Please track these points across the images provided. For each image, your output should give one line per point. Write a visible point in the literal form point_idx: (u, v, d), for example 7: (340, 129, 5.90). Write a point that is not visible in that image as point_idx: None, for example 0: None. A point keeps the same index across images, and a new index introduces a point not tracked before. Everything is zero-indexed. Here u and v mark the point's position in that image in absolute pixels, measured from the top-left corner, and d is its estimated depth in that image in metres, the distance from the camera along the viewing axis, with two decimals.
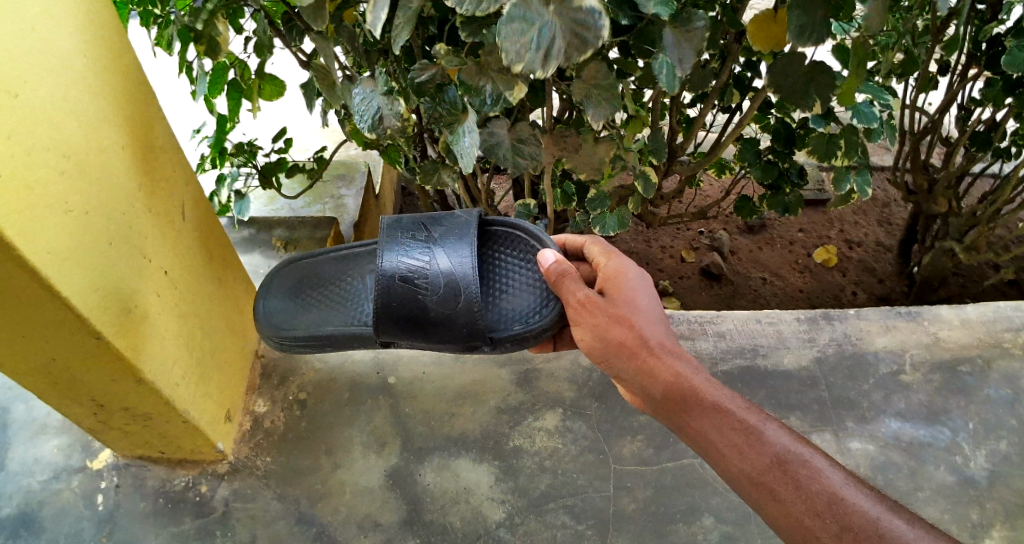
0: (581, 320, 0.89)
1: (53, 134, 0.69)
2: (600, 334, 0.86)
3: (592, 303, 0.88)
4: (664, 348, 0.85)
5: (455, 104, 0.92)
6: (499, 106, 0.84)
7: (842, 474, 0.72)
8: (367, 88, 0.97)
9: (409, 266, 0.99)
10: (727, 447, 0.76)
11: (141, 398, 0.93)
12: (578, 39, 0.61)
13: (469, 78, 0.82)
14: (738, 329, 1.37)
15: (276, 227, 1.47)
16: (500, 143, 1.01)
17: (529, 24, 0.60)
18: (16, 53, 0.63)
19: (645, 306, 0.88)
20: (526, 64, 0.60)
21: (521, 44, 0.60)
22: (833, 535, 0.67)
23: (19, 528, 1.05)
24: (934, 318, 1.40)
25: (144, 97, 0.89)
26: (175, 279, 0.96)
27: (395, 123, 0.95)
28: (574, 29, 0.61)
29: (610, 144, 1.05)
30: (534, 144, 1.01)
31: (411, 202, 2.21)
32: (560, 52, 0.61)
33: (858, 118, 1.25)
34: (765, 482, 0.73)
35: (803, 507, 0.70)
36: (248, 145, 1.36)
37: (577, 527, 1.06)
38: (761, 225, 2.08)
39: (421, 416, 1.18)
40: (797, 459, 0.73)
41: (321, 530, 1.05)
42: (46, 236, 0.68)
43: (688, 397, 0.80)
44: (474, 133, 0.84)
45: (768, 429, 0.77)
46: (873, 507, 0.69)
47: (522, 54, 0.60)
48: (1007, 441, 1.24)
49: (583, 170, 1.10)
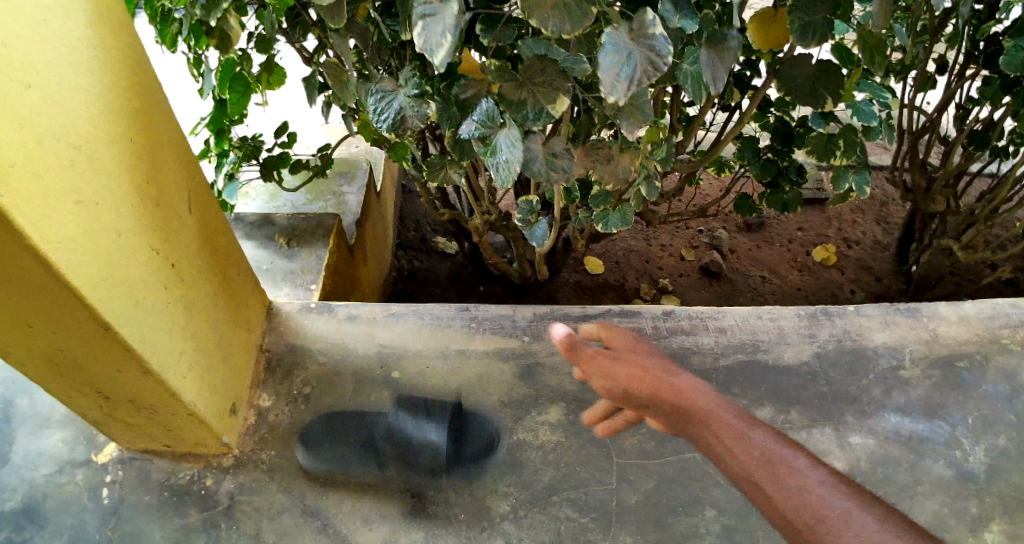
0: (592, 377, 0.90)
1: (62, 120, 0.69)
2: (611, 376, 0.86)
3: (596, 358, 0.89)
4: (663, 382, 0.83)
5: (493, 117, 0.84)
6: (541, 122, 0.80)
7: (823, 474, 0.68)
8: (387, 88, 0.94)
9: (406, 462, 1.11)
10: (720, 450, 0.76)
11: (146, 389, 0.93)
12: (653, 66, 0.65)
13: (510, 92, 0.79)
14: (739, 325, 1.37)
15: (280, 221, 1.50)
16: (535, 158, 0.93)
17: (619, 54, 0.63)
18: (28, 42, 0.63)
19: (643, 353, 0.90)
20: (615, 94, 0.63)
21: (614, 73, 0.63)
22: (805, 528, 0.64)
23: (23, 522, 1.06)
24: (932, 315, 1.41)
25: (155, 89, 0.89)
26: (182, 271, 0.96)
27: (418, 124, 0.93)
28: (649, 58, 0.65)
29: (632, 153, 1.06)
30: (567, 156, 0.95)
31: (411, 198, 2.23)
32: (639, 80, 0.65)
33: (857, 117, 1.26)
34: (755, 479, 0.71)
35: (782, 501, 0.67)
36: (253, 141, 1.38)
37: (581, 520, 1.07)
38: (760, 223, 2.09)
39: (426, 410, 1.19)
40: (779, 457, 0.71)
41: (326, 522, 1.06)
42: (56, 221, 0.68)
43: (686, 409, 0.80)
44: (517, 145, 0.78)
45: (754, 432, 0.75)
46: (843, 503, 0.64)
47: (613, 83, 0.63)
48: (1005, 436, 1.25)
49: (608, 182, 1.09)
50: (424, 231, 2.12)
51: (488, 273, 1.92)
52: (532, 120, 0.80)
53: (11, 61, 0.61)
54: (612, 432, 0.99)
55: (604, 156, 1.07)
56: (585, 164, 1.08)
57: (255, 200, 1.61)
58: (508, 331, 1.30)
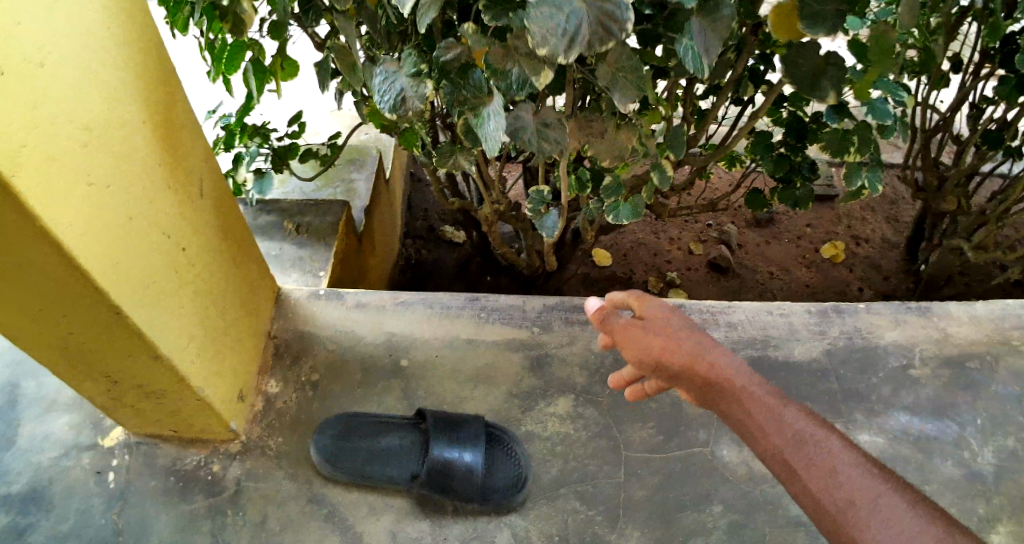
0: (623, 347, 0.91)
1: (75, 102, 0.68)
2: (643, 348, 0.86)
3: (628, 327, 0.90)
4: (696, 356, 0.81)
5: (482, 88, 0.85)
6: (525, 91, 0.80)
7: (854, 456, 0.68)
8: (390, 69, 0.92)
9: (440, 483, 1.04)
10: (751, 426, 0.75)
11: (156, 374, 0.93)
12: (604, 29, 0.61)
13: (496, 61, 0.78)
14: (749, 320, 1.36)
15: (289, 208, 1.49)
16: (525, 127, 0.94)
17: (559, 9, 0.59)
18: (44, 24, 0.62)
19: (678, 326, 0.87)
20: (550, 49, 0.60)
21: (548, 27, 0.59)
22: (836, 507, 0.65)
23: (29, 505, 1.05)
24: (944, 314, 1.40)
25: (168, 72, 0.88)
26: (193, 256, 0.96)
27: (419, 104, 0.90)
28: (600, 19, 0.61)
29: (630, 131, 1.01)
30: (559, 127, 0.94)
31: (419, 187, 2.22)
32: (585, 42, 0.61)
33: (872, 115, 1.24)
34: (786, 459, 0.70)
35: (814, 480, 0.67)
36: (262, 128, 1.35)
37: (588, 512, 1.07)
38: (769, 219, 2.08)
39: (434, 399, 1.18)
40: (812, 438, 0.71)
41: (333, 510, 1.06)
42: (68, 204, 0.67)
43: (716, 385, 0.79)
44: (500, 116, 0.79)
45: (787, 411, 0.74)
46: (875, 485, 0.65)
47: (547, 37, 0.59)
48: (1015, 437, 1.24)
49: (605, 158, 1.03)
50: (432, 220, 2.12)
51: (496, 264, 1.91)
52: (518, 89, 0.80)
53: (28, 39, 0.60)
54: (641, 396, 0.97)
55: (597, 129, 1.02)
56: (577, 138, 1.04)
57: None
58: (517, 322, 1.29)
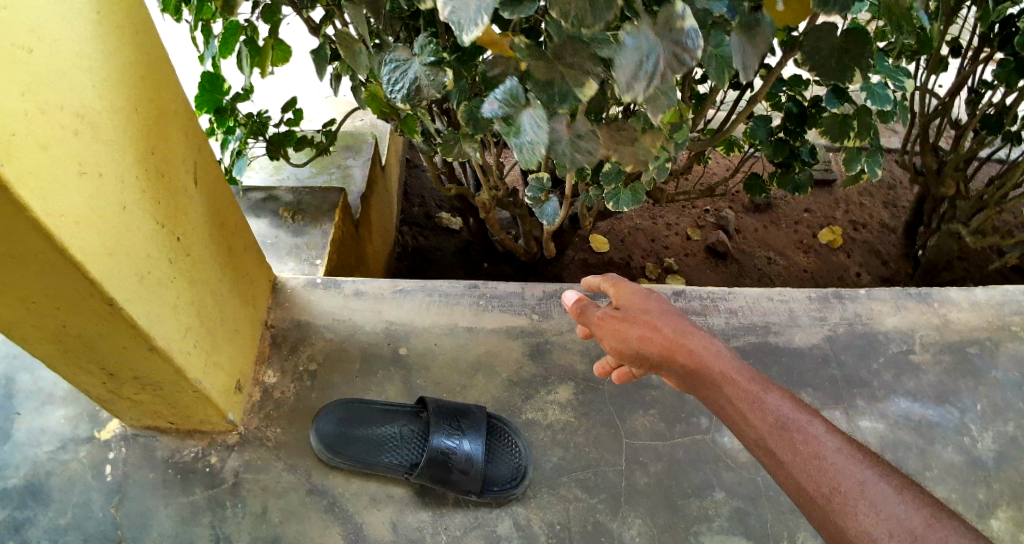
0: (602, 337, 0.90)
1: (66, 90, 0.66)
2: (623, 338, 0.85)
3: (604, 319, 0.89)
4: (676, 342, 0.81)
5: (516, 96, 0.77)
6: (568, 105, 0.75)
7: (840, 442, 0.67)
8: (401, 56, 0.88)
9: (437, 476, 1.02)
10: (734, 413, 0.74)
11: (153, 366, 0.92)
12: (678, 60, 0.61)
13: (539, 72, 0.73)
14: (750, 306, 1.35)
15: (284, 196, 1.48)
16: (559, 139, 0.86)
17: (639, 50, 0.59)
18: (32, 8, 0.61)
19: (655, 313, 0.86)
20: (633, 93, 0.59)
21: (630, 72, 0.59)
22: (823, 498, 0.63)
23: (27, 499, 1.04)
24: (945, 300, 1.39)
25: (158, 58, 0.86)
26: (188, 246, 0.94)
27: (434, 94, 0.87)
28: (675, 51, 0.60)
29: (656, 134, 1.01)
30: (592, 138, 0.88)
31: (416, 175, 2.21)
32: (658, 77, 0.60)
33: (872, 100, 1.19)
34: (771, 447, 0.69)
35: (801, 470, 0.66)
36: (258, 117, 1.35)
37: (590, 501, 1.06)
38: (767, 204, 2.07)
39: (434, 388, 1.18)
40: (796, 425, 0.69)
41: (333, 501, 1.05)
42: (60, 195, 0.66)
43: (700, 370, 0.78)
44: (543, 130, 0.74)
45: (770, 397, 0.72)
46: (861, 472, 0.64)
47: (631, 82, 0.59)
48: (1014, 423, 1.24)
49: (629, 163, 1.04)
50: (430, 207, 2.11)
51: (495, 251, 1.90)
52: (560, 103, 0.74)
53: (18, 25, 0.58)
54: (628, 378, 1.01)
55: (628, 136, 1.01)
56: (608, 146, 1.02)
57: (260, 173, 1.59)
58: (516, 309, 1.29)
